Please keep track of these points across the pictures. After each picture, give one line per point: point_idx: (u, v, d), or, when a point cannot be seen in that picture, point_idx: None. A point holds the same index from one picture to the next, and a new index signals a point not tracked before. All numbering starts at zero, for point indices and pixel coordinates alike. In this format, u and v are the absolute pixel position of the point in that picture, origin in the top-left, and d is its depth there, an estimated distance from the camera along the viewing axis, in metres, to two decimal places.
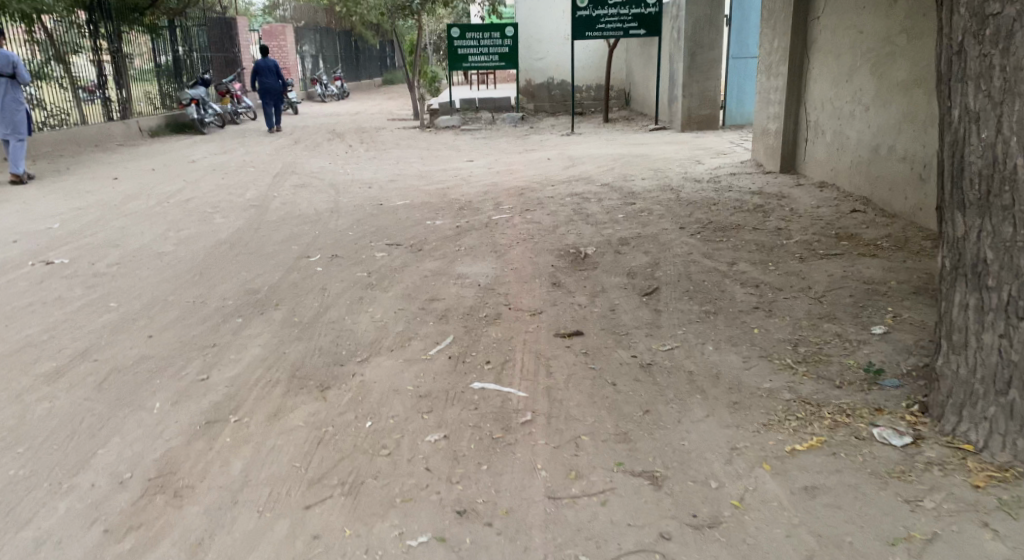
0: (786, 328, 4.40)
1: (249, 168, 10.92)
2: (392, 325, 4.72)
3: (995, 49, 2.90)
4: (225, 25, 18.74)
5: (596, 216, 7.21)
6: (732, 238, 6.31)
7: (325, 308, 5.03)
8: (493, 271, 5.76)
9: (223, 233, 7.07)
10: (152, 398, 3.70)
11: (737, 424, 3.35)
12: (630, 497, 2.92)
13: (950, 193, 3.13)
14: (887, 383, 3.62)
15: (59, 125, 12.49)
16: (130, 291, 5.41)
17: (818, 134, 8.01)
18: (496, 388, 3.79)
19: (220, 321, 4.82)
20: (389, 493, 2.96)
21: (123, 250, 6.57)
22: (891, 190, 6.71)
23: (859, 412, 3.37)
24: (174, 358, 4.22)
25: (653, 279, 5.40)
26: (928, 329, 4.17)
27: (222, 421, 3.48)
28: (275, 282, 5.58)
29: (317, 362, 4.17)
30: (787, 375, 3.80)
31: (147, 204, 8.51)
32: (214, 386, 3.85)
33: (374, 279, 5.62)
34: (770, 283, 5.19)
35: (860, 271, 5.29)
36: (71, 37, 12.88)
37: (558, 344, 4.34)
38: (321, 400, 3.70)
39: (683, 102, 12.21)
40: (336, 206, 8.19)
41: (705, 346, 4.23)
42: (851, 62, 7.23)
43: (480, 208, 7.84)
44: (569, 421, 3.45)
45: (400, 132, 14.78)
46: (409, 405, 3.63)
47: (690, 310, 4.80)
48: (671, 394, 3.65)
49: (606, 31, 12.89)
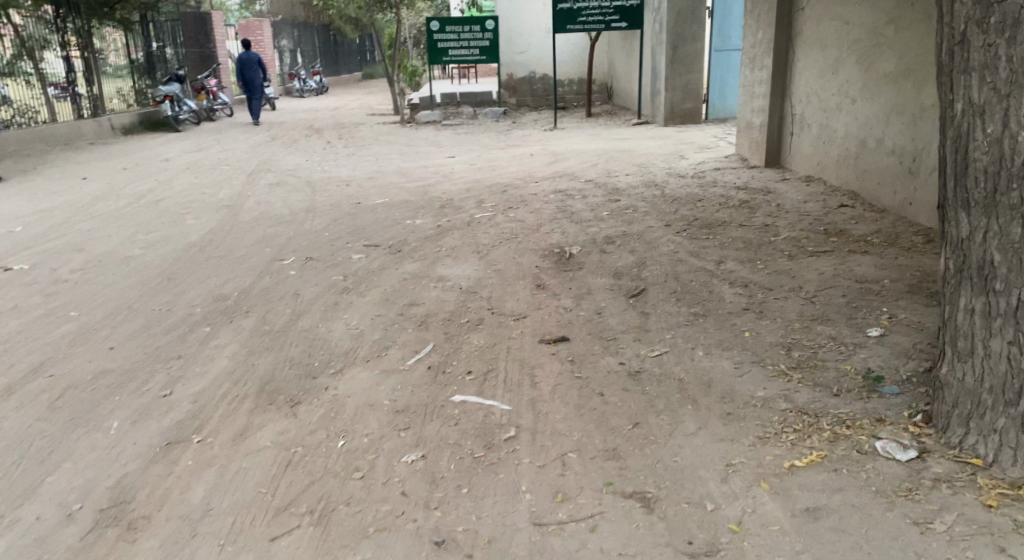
0: (778, 331, 4.23)
1: (224, 166, 10.64)
2: (369, 333, 4.51)
3: (1001, 38, 2.72)
4: (199, 19, 18.34)
5: (581, 214, 7.01)
6: (718, 236, 6.13)
7: (298, 315, 4.81)
8: (475, 273, 5.56)
9: (194, 235, 6.82)
10: (109, 416, 3.48)
11: (732, 437, 3.17)
12: (620, 522, 2.74)
13: (953, 191, 2.95)
14: (886, 390, 3.45)
15: (28, 124, 12.15)
16: (92, 299, 5.17)
17: (804, 127, 7.85)
18: (478, 401, 3.60)
19: (186, 331, 4.59)
20: (361, 521, 2.76)
21: (87, 255, 6.30)
22: (880, 184, 6.56)
23: (859, 423, 3.19)
24: (136, 372, 3.99)
25: (639, 280, 5.21)
26: (926, 331, 4.01)
27: (184, 441, 3.27)
28: (246, 288, 5.35)
29: (288, 375, 3.96)
30: (781, 382, 3.62)
31: (116, 205, 8.23)
32: (176, 402, 3.63)
33: (351, 283, 5.40)
34: (759, 282, 5.02)
35: (852, 269, 5.13)
36: (39, 33, 12.56)
37: (542, 351, 4.15)
38: (291, 418, 3.49)
39: (666, 96, 12.05)
40: (312, 205, 7.95)
41: (694, 351, 4.05)
42: (838, 54, 7.07)
43: (461, 206, 7.63)
44: (554, 436, 3.26)
45: (380, 127, 14.52)
46: (385, 420, 3.43)
47: (678, 312, 4.62)
48: (662, 405, 3.47)
49: (587, 25, 12.68)
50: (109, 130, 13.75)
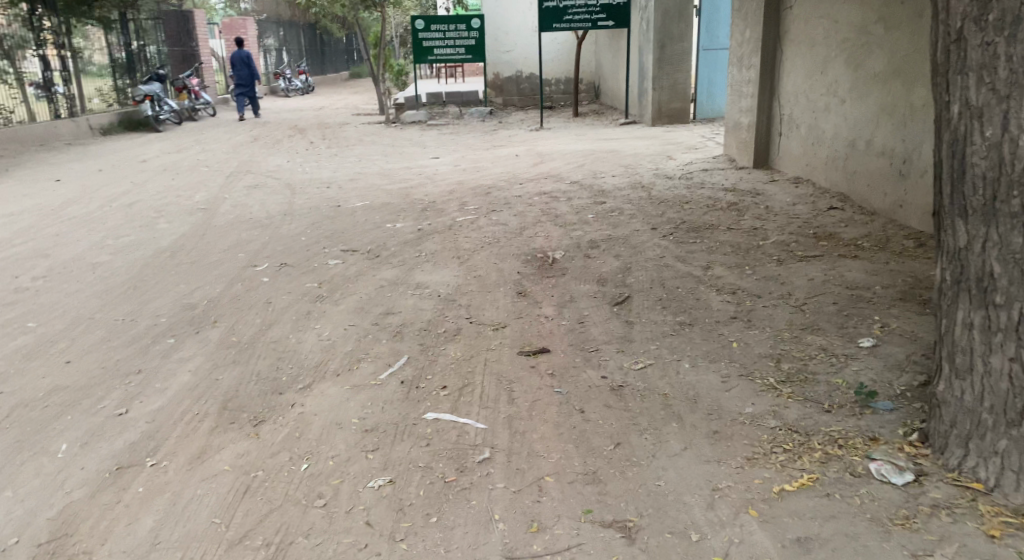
0: (766, 341, 4.07)
1: (203, 168, 10.40)
2: (341, 344, 4.31)
3: (1001, 37, 2.56)
4: (181, 18, 18.04)
5: (565, 217, 6.83)
6: (706, 240, 5.97)
7: (268, 326, 4.61)
8: (454, 279, 5.37)
9: (166, 240, 6.62)
10: (58, 438, 3.41)
11: (719, 458, 3.00)
12: (597, 555, 2.58)
13: (950, 198, 2.79)
14: (880, 405, 3.28)
15: (5, 123, 11.78)
16: (53, 309, 4.97)
17: (792, 127, 7.70)
18: (451, 419, 3.43)
19: (149, 342, 4.41)
20: (320, 555, 2.65)
21: (52, 261, 6.08)
22: (870, 186, 6.41)
23: (852, 442, 3.02)
24: (91, 388, 3.85)
25: (624, 286, 5.04)
26: (920, 340, 3.85)
27: (137, 465, 3.19)
28: (215, 296, 5.15)
29: (253, 391, 3.77)
30: (770, 398, 3.45)
31: (87, 209, 7.99)
32: (132, 422, 3.51)
33: (326, 291, 5.21)
34: (747, 289, 4.85)
35: (842, 274, 4.98)
36: (15, 31, 12.24)
37: (522, 364, 3.97)
38: (253, 438, 3.36)
39: (653, 95, 11.89)
40: (290, 208, 7.74)
41: (680, 363, 3.88)
42: (826, 53, 6.92)
43: (444, 209, 7.45)
44: (531, 458, 3.09)
45: (364, 127, 14.30)
46: (352, 442, 3.29)
47: (663, 321, 4.45)
48: (646, 423, 3.29)
49: (573, 23, 12.52)
50: (87, 130, 13.46)
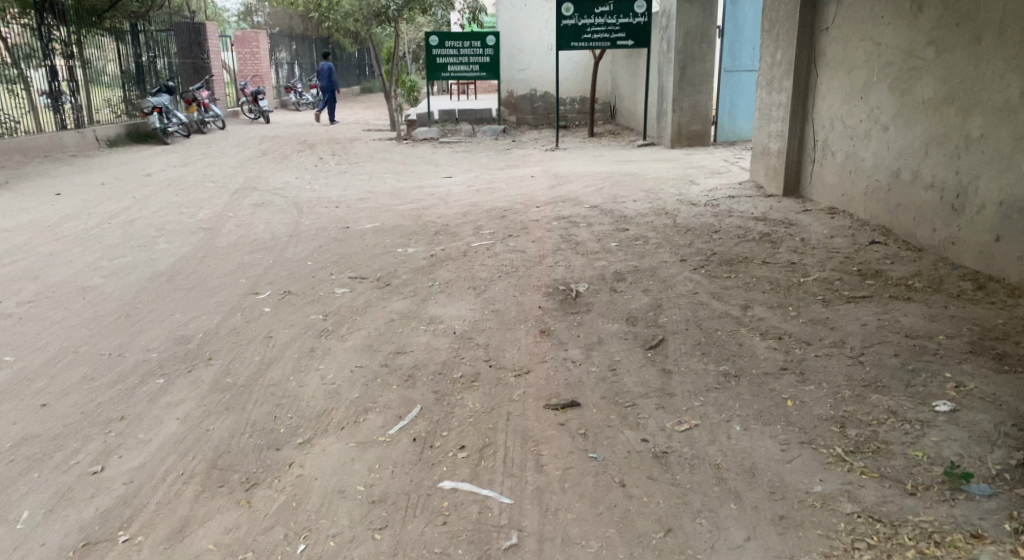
0: (826, 399, 3.58)
1: (208, 183, 10.00)
2: (345, 390, 3.85)
3: None
4: (194, 30, 17.79)
5: (587, 245, 6.38)
6: (741, 275, 5.51)
7: (267, 365, 4.16)
8: (469, 314, 4.91)
9: (164, 262, 6.19)
10: (20, 502, 2.98)
11: (792, 554, 2.62)
12: None
13: None
14: (975, 489, 2.86)
15: (11, 133, 11.41)
16: (34, 341, 4.53)
17: (826, 154, 7.24)
18: (470, 489, 3.00)
19: (136, 382, 3.96)
20: None
21: (42, 284, 5.66)
22: (916, 220, 5.93)
23: (952, 539, 2.63)
24: (65, 438, 3.41)
25: (656, 327, 4.58)
26: (1006, 408, 3.37)
27: (106, 541, 2.78)
28: (212, 328, 4.71)
29: (246, 446, 3.33)
30: (840, 473, 3.00)
31: (83, 226, 7.57)
32: (107, 483, 3.08)
33: (330, 325, 4.75)
34: (795, 334, 4.37)
35: (899, 319, 4.50)
36: (24, 40, 11.91)
37: (549, 421, 3.49)
38: (244, 508, 2.92)
39: (673, 117, 11.42)
40: (297, 229, 7.33)
41: (731, 425, 3.40)
42: (867, 77, 6.49)
43: (458, 233, 7.01)
44: (566, 547, 2.69)
45: (375, 143, 13.92)
46: (357, 515, 2.87)
47: (705, 372, 3.97)
48: (699, 503, 2.87)
49: (592, 42, 12.10)
50: (93, 142, 13.09)
